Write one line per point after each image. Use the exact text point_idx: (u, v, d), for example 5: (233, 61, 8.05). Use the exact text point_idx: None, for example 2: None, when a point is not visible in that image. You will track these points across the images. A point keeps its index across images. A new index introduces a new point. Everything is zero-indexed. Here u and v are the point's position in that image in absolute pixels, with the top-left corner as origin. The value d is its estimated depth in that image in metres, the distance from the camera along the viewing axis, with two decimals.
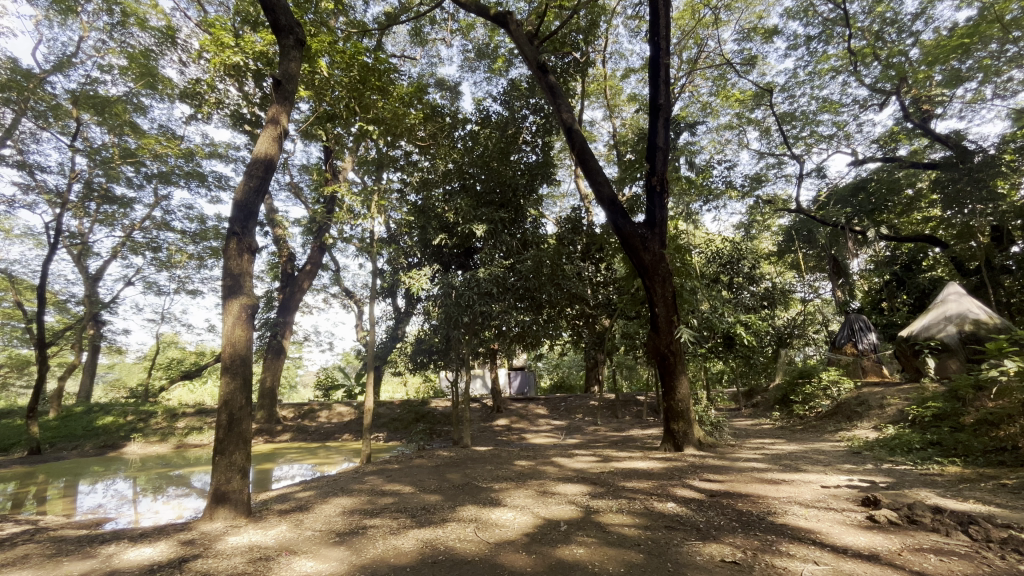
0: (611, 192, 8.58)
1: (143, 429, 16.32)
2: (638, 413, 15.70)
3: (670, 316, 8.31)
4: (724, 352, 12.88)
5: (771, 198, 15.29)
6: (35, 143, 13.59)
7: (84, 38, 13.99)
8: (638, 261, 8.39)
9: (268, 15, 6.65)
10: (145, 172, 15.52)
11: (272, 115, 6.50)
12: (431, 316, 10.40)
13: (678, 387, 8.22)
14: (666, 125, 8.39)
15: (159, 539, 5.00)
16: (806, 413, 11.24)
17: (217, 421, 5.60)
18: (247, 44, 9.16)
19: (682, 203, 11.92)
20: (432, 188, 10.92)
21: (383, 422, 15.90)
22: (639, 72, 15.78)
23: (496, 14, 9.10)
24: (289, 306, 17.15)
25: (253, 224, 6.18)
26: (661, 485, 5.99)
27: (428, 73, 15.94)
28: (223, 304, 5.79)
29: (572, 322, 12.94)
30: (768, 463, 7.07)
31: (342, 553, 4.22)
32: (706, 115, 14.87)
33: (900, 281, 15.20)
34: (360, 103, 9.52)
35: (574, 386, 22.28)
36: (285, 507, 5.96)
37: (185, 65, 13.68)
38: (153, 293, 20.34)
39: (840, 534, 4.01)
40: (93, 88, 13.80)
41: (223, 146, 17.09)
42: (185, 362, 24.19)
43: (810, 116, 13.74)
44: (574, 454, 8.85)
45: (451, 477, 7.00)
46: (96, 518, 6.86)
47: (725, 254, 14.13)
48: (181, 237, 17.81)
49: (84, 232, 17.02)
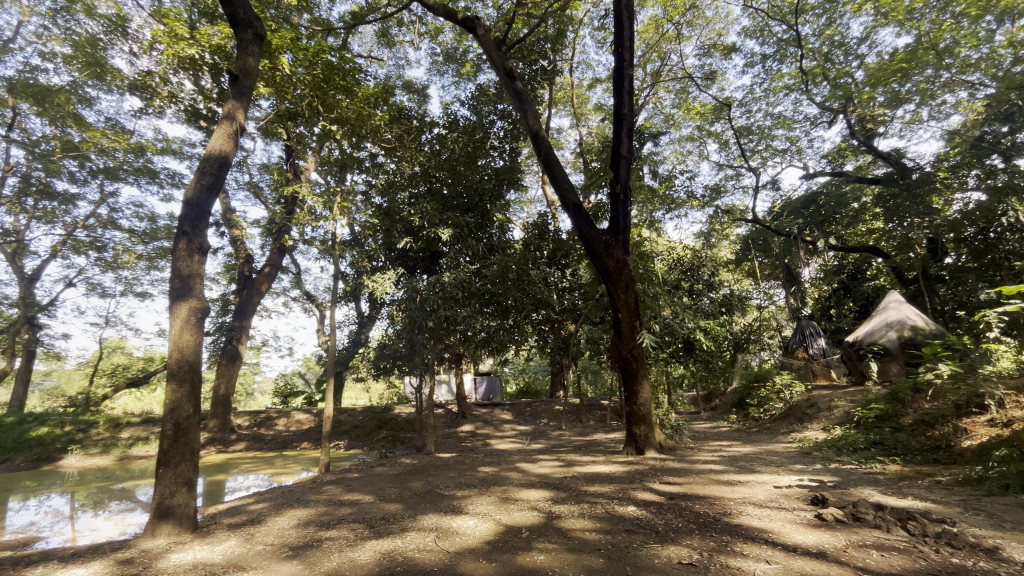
0: (576, 198, 8.67)
1: (83, 440, 15.32)
2: (602, 417, 15.93)
3: (632, 321, 8.44)
4: (685, 357, 13.22)
5: (729, 208, 15.62)
6: None
7: (24, 23, 13.13)
8: (602, 267, 8.52)
9: (225, 8, 6.44)
10: (89, 167, 14.63)
11: (227, 111, 6.26)
12: (395, 321, 10.15)
13: (639, 391, 8.36)
14: (630, 134, 8.57)
15: (93, 559, 4.67)
16: (761, 416, 11.66)
17: (161, 431, 5.28)
18: (203, 37, 8.85)
19: (646, 211, 12.18)
20: (398, 191, 10.80)
21: (344, 430, 15.44)
22: (605, 82, 16.12)
23: (464, 19, 9.06)
24: (246, 310, 16.44)
25: (205, 223, 5.92)
26: (623, 489, 6.05)
27: (395, 75, 15.67)
28: (171, 307, 5.49)
29: (537, 328, 12.96)
30: (725, 465, 7.28)
31: (295, 568, 4.06)
32: (669, 127, 15.31)
33: (847, 289, 15.92)
34: (324, 102, 9.28)
35: (539, 391, 22.32)
36: (235, 521, 5.69)
37: (136, 56, 13.01)
38: (97, 295, 19.11)
39: (791, 533, 4.15)
40: (32, 76, 12.95)
41: (177, 142, 16.29)
42: (131, 368, 22.83)
43: (765, 131, 14.35)
44: (538, 459, 8.84)
45: (413, 486, 6.86)
46: (25, 537, 6.34)
47: (687, 261, 14.52)
48: (129, 237, 16.88)
49: (19, 229, 15.86)
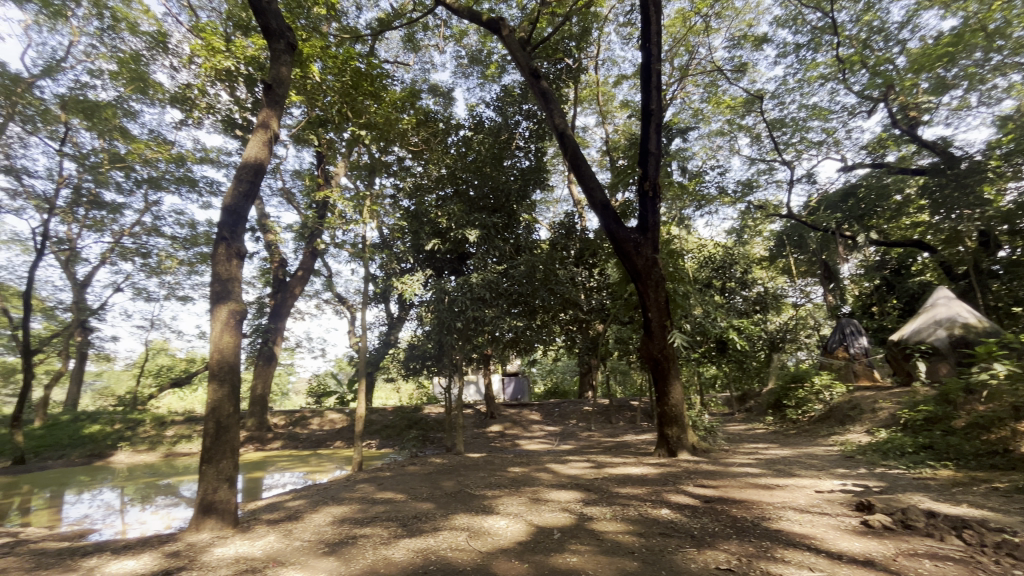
0: (603, 197, 8.58)
1: (131, 437, 16.09)
2: (633, 418, 15.70)
3: (663, 320, 8.29)
4: (718, 357, 12.90)
5: (762, 204, 15.16)
6: (23, 148, 13.50)
7: (74, 43, 13.88)
8: (632, 265, 8.39)
9: (258, 19, 6.65)
10: (135, 177, 15.34)
11: (262, 119, 6.46)
12: (424, 322, 10.30)
13: (671, 391, 8.21)
14: (658, 130, 8.42)
15: (143, 551, 4.89)
16: (799, 418, 11.23)
17: (204, 429, 5.49)
18: (238, 49, 9.10)
19: (674, 208, 11.96)
20: (425, 193, 10.90)
21: (375, 429, 15.70)
22: (631, 78, 15.92)
23: (489, 20, 9.07)
24: (280, 312, 16.93)
25: (243, 229, 6.12)
26: (656, 491, 5.95)
27: (420, 79, 15.83)
28: (212, 310, 5.71)
29: (565, 327, 12.92)
30: (762, 468, 7.05)
31: (332, 564, 4.13)
32: (698, 121, 14.98)
33: (890, 286, 15.05)
34: (353, 108, 9.43)
35: (567, 392, 22.15)
36: (274, 517, 5.85)
37: (176, 70, 13.56)
38: (143, 299, 20.03)
39: (835, 539, 3.99)
40: (82, 92, 13.65)
41: (215, 151, 16.91)
42: (175, 368, 23.83)
43: (800, 123, 13.85)
44: (568, 460, 8.78)
45: (444, 485, 6.91)
46: (81, 529, 6.69)
47: (718, 259, 14.14)
48: (171, 243, 17.63)
49: (72, 237, 16.77)
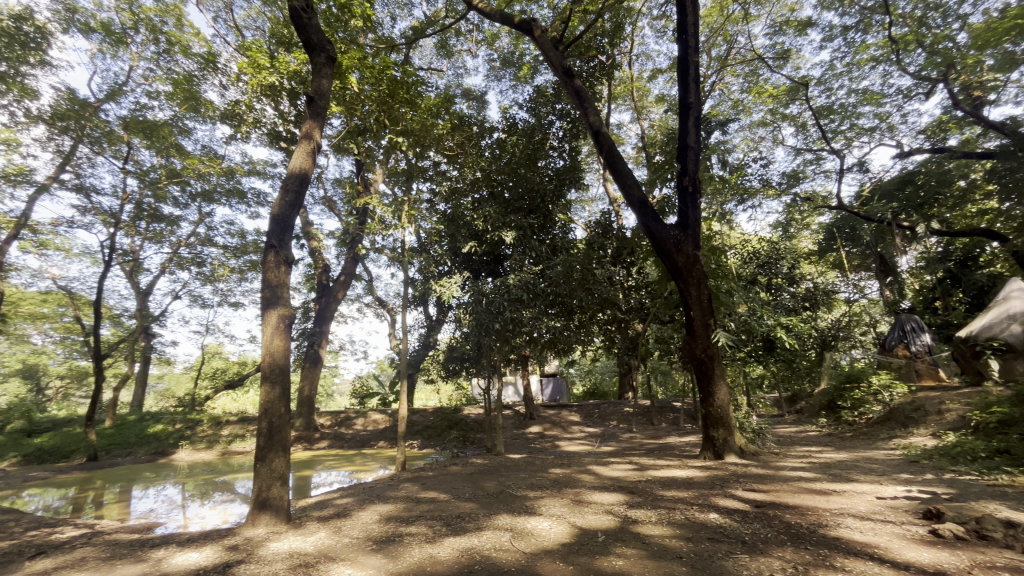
0: (641, 194, 8.41)
1: (191, 436, 17.03)
2: (675, 420, 15.32)
3: (706, 320, 8.06)
4: (765, 356, 12.42)
5: (810, 196, 14.43)
6: (90, 167, 14.59)
7: (134, 67, 14.87)
8: (672, 263, 8.19)
9: (300, 35, 6.93)
10: (189, 191, 16.27)
11: (306, 131, 6.72)
12: (463, 323, 10.48)
13: (716, 393, 7.94)
14: (697, 123, 8.18)
15: (205, 544, 5.15)
16: (855, 420, 10.62)
17: (258, 429, 5.75)
18: (281, 64, 9.49)
19: (715, 203, 11.61)
20: (461, 197, 11.02)
21: (417, 430, 16.00)
22: (667, 72, 15.58)
23: (520, 22, 9.03)
24: (324, 316, 17.53)
25: (289, 237, 6.38)
26: (702, 495, 5.78)
27: (454, 84, 16.06)
28: (263, 315, 5.99)
29: (604, 328, 12.74)
30: (816, 472, 6.72)
31: (379, 561, 4.23)
32: (738, 113, 14.49)
33: (955, 279, 13.78)
34: (390, 116, 9.80)
35: (607, 393, 21.83)
36: (324, 514, 6.05)
37: (225, 88, 14.29)
38: (199, 306, 21.21)
39: (901, 549, 3.75)
40: (141, 113, 14.62)
41: (261, 164, 17.69)
42: (228, 371, 25.08)
43: (849, 109, 13.14)
44: (610, 462, 8.65)
45: (486, 485, 6.95)
46: (148, 522, 7.15)
47: (763, 254, 13.59)
48: (223, 252, 18.58)
49: (135, 249, 17.93)
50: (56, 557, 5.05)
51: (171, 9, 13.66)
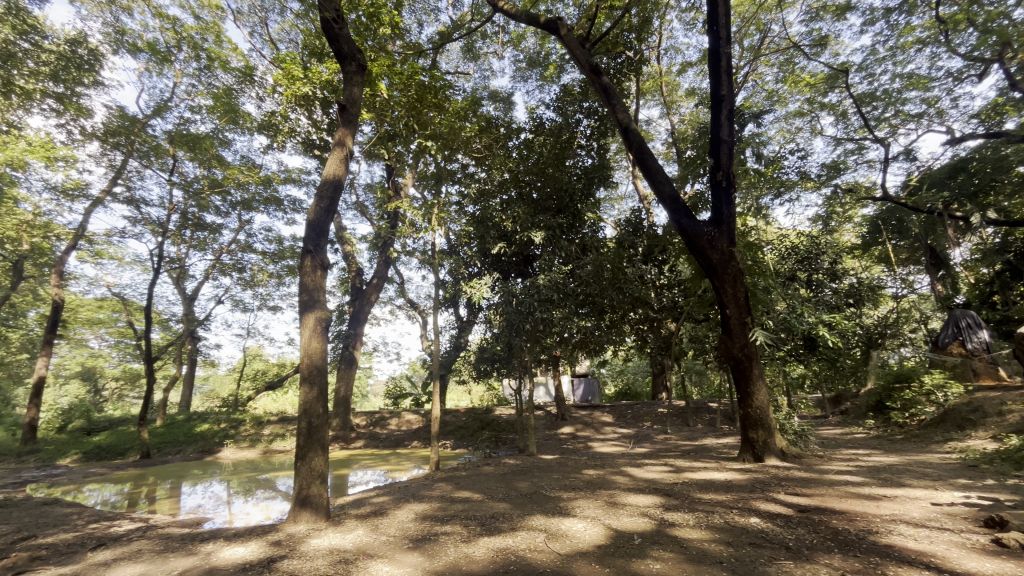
0: (672, 190, 8.24)
1: (235, 435, 17.72)
2: (711, 421, 14.95)
3: (742, 317, 7.83)
4: (807, 356, 11.94)
5: (852, 187, 13.79)
6: (140, 180, 15.45)
7: (178, 84, 15.64)
8: (706, 261, 8.00)
9: (332, 46, 7.13)
10: (230, 200, 16.97)
11: (338, 138, 6.90)
12: (494, 324, 10.55)
13: (755, 393, 7.70)
14: (730, 116, 7.96)
15: (250, 539, 5.35)
16: (906, 422, 10.06)
17: (297, 428, 5.94)
18: (314, 75, 9.78)
19: (750, 197, 11.29)
20: (489, 198, 11.05)
21: (450, 430, 16.18)
22: (697, 65, 15.24)
23: (546, 22, 8.98)
24: (359, 319, 17.93)
25: (325, 242, 6.56)
26: (742, 498, 5.61)
27: (481, 87, 16.17)
28: (301, 318, 6.19)
29: (636, 327, 12.52)
30: (864, 476, 6.41)
31: (416, 559, 4.29)
32: (773, 104, 14.03)
33: (1016, 271, 12.97)
34: (419, 121, 9.94)
35: (639, 393, 21.51)
36: (362, 512, 6.19)
37: (262, 100, 14.83)
38: (240, 310, 22.08)
39: (961, 559, 3.53)
40: (185, 127, 15.34)
41: (296, 172, 18.29)
42: (269, 372, 26.00)
43: (893, 95, 12.51)
44: (644, 464, 8.51)
45: (519, 486, 6.96)
46: (197, 517, 7.49)
47: (803, 249, 13.02)
48: (262, 258, 19.29)
49: (181, 257, 18.81)
50: (115, 549, 5.34)
51: (210, 26, 14.28)
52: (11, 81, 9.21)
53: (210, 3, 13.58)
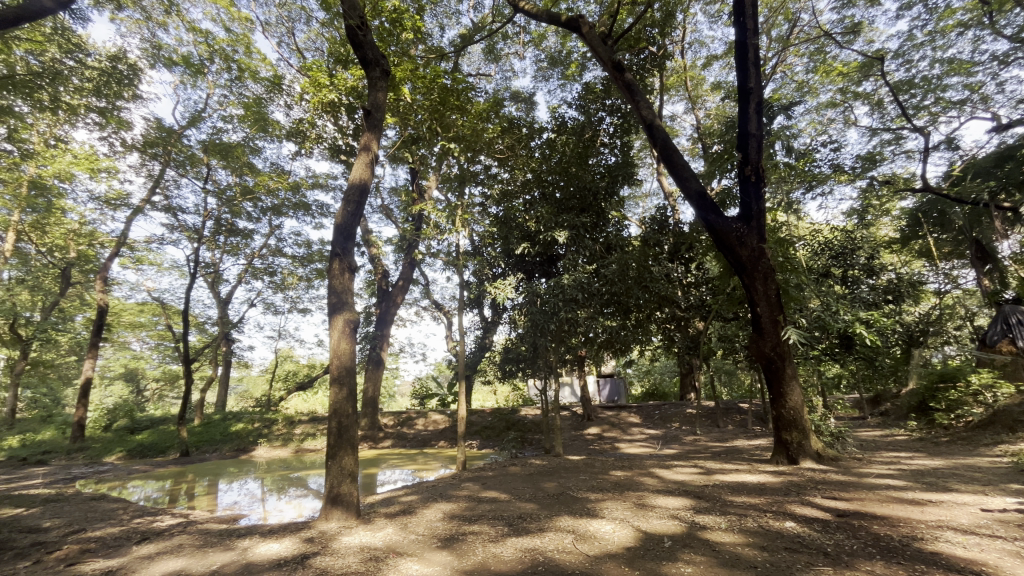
0: (699, 186, 8.08)
1: (268, 434, 18.23)
2: (742, 421, 14.59)
3: (774, 316, 7.60)
4: (843, 355, 11.51)
5: (889, 179, 13.24)
6: (176, 189, 16.08)
7: (211, 95, 16.19)
8: (735, 258, 7.81)
9: (357, 52, 7.26)
10: (261, 206, 17.48)
11: (364, 143, 7.02)
12: (519, 325, 10.56)
13: (788, 393, 7.47)
14: (758, 109, 7.75)
15: (284, 535, 5.49)
16: (951, 424, 9.57)
17: (328, 428, 6.07)
18: (340, 81, 9.98)
19: (780, 192, 10.99)
20: (512, 199, 11.05)
21: (476, 430, 16.27)
22: (722, 58, 14.92)
23: (567, 20, 8.92)
24: (385, 320, 18.20)
25: (352, 245, 6.69)
26: (777, 502, 5.45)
27: (503, 88, 16.22)
28: (330, 320, 6.32)
29: (662, 327, 12.32)
30: (906, 481, 6.14)
31: (445, 558, 4.33)
32: (803, 95, 13.61)
33: None
34: (441, 123, 10.05)
35: (667, 393, 21.16)
36: (391, 511, 6.29)
37: (290, 107, 15.22)
38: (272, 312, 22.72)
39: (1015, 568, 3.34)
40: (218, 136, 15.86)
41: (323, 177, 18.71)
42: (299, 373, 26.65)
43: (933, 81, 11.97)
44: (673, 465, 8.37)
45: (546, 487, 6.93)
46: (233, 514, 7.74)
47: (837, 244, 12.55)
48: (292, 262, 19.81)
49: (216, 262, 19.47)
50: (158, 543, 5.57)
51: (241, 38, 14.75)
52: (58, 98, 9.67)
53: (240, 16, 14.03)
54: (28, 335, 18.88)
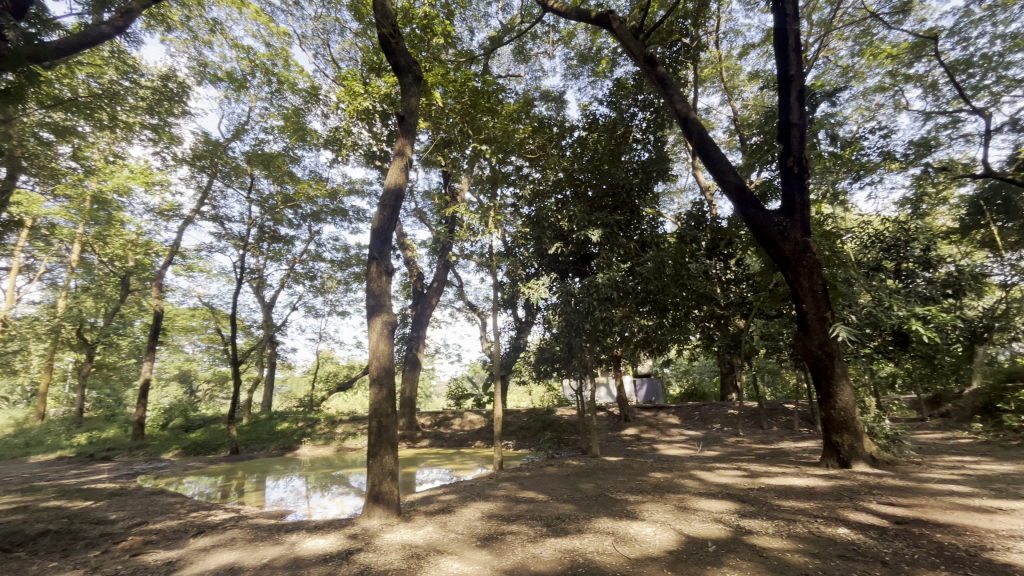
0: (737, 179, 7.82)
1: (311, 433, 18.85)
2: (788, 423, 14.03)
3: (821, 312, 7.27)
4: (897, 353, 10.89)
5: (946, 165, 12.42)
6: (223, 199, 16.87)
7: (253, 108, 16.90)
8: (778, 253, 7.52)
9: (390, 60, 7.41)
10: (301, 213, 18.12)
11: (398, 148, 7.16)
12: (553, 325, 10.55)
13: (838, 393, 7.13)
14: (801, 97, 7.43)
15: (329, 531, 5.67)
16: (1022, 426, 8.89)
17: (369, 428, 6.21)
18: (374, 89, 10.24)
19: (824, 183, 10.53)
20: (545, 199, 11.03)
21: (512, 430, 16.31)
22: (759, 46, 14.42)
23: (597, 17, 8.80)
24: (421, 321, 18.52)
25: (389, 249, 6.83)
26: (828, 507, 5.21)
27: (532, 88, 16.20)
28: (369, 322, 6.48)
29: (701, 325, 11.99)
30: (972, 487, 5.74)
31: (485, 557, 4.36)
32: (849, 80, 12.96)
33: None
34: (473, 126, 10.19)
35: (707, 394, 20.60)
36: (430, 509, 6.38)
37: (327, 116, 15.69)
38: (313, 315, 23.50)
39: None
40: (260, 147, 16.53)
41: (359, 183, 19.22)
42: (339, 374, 27.44)
43: (994, 59, 11.15)
44: (715, 467, 8.13)
45: (584, 487, 6.87)
46: (280, 509, 8.04)
47: (889, 236, 11.89)
48: (331, 266, 20.41)
49: (260, 268, 20.30)
50: (213, 536, 5.85)
51: (280, 52, 15.33)
52: (116, 117, 10.28)
53: (279, 30, 14.57)
54: (93, 339, 20.22)
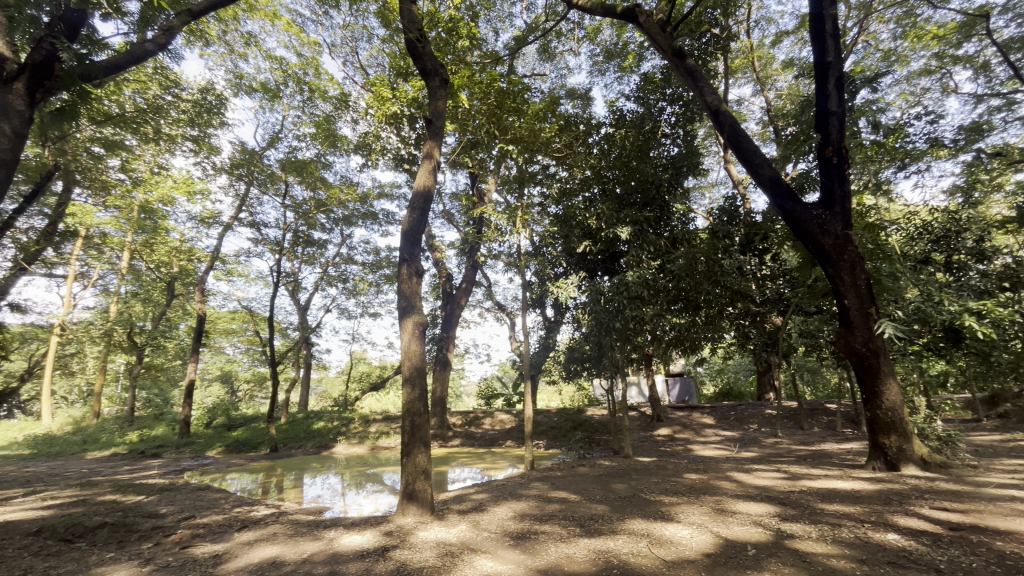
0: (772, 171, 7.58)
1: (346, 432, 19.32)
2: (830, 424, 13.49)
3: (865, 308, 6.96)
4: (949, 350, 10.32)
5: (1000, 150, 11.66)
6: (259, 206, 17.46)
7: (287, 116, 17.42)
8: (817, 247, 7.24)
9: (417, 64, 7.50)
10: (333, 218, 18.58)
11: (426, 151, 7.24)
12: (582, 324, 10.48)
13: (885, 393, 6.81)
14: (839, 84, 7.12)
15: (366, 528, 5.79)
16: None
17: (402, 426, 6.30)
18: (401, 94, 10.39)
19: (865, 173, 10.06)
20: (572, 197, 10.92)
21: (543, 430, 16.28)
22: (793, 32, 13.91)
23: (623, 11, 8.63)
24: (451, 321, 18.71)
25: (418, 250, 6.92)
26: (875, 511, 4.97)
27: (558, 86, 16.11)
28: (401, 323, 6.58)
29: (736, 323, 11.63)
30: None
31: (518, 556, 4.37)
32: (891, 65, 12.35)
33: None
34: (499, 126, 10.22)
35: (743, 394, 20.03)
36: (463, 508, 6.43)
37: (356, 122, 16.02)
38: (346, 317, 24.05)
39: None
40: (293, 155, 17.03)
41: (388, 187, 19.56)
42: (372, 374, 28.00)
43: None
44: (753, 469, 7.90)
45: (617, 488, 6.78)
46: (318, 506, 8.27)
47: (937, 228, 11.27)
48: (362, 269, 20.85)
49: (295, 272, 20.94)
50: (256, 531, 6.07)
51: (311, 61, 15.74)
52: (160, 130, 10.78)
53: (310, 40, 14.97)
54: (142, 342, 21.29)
